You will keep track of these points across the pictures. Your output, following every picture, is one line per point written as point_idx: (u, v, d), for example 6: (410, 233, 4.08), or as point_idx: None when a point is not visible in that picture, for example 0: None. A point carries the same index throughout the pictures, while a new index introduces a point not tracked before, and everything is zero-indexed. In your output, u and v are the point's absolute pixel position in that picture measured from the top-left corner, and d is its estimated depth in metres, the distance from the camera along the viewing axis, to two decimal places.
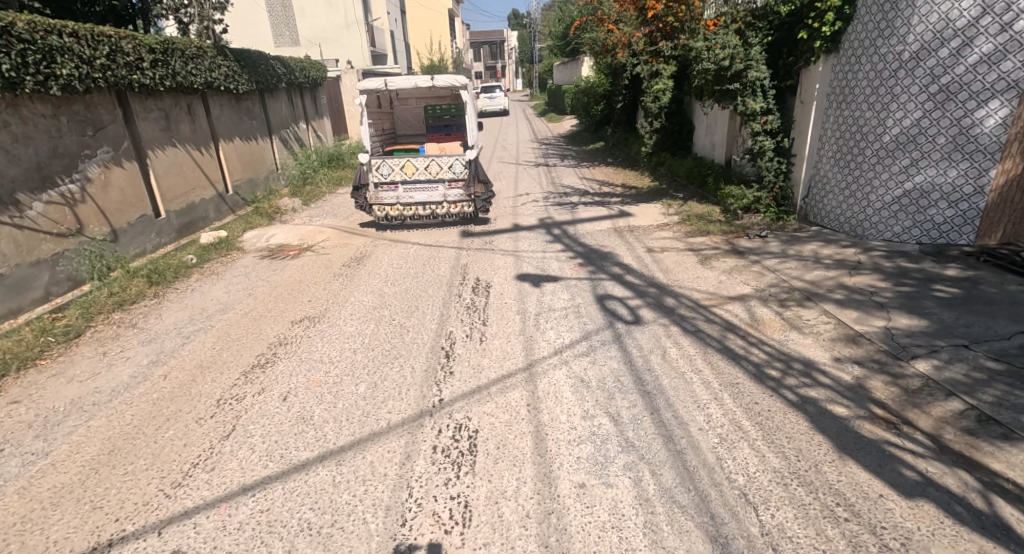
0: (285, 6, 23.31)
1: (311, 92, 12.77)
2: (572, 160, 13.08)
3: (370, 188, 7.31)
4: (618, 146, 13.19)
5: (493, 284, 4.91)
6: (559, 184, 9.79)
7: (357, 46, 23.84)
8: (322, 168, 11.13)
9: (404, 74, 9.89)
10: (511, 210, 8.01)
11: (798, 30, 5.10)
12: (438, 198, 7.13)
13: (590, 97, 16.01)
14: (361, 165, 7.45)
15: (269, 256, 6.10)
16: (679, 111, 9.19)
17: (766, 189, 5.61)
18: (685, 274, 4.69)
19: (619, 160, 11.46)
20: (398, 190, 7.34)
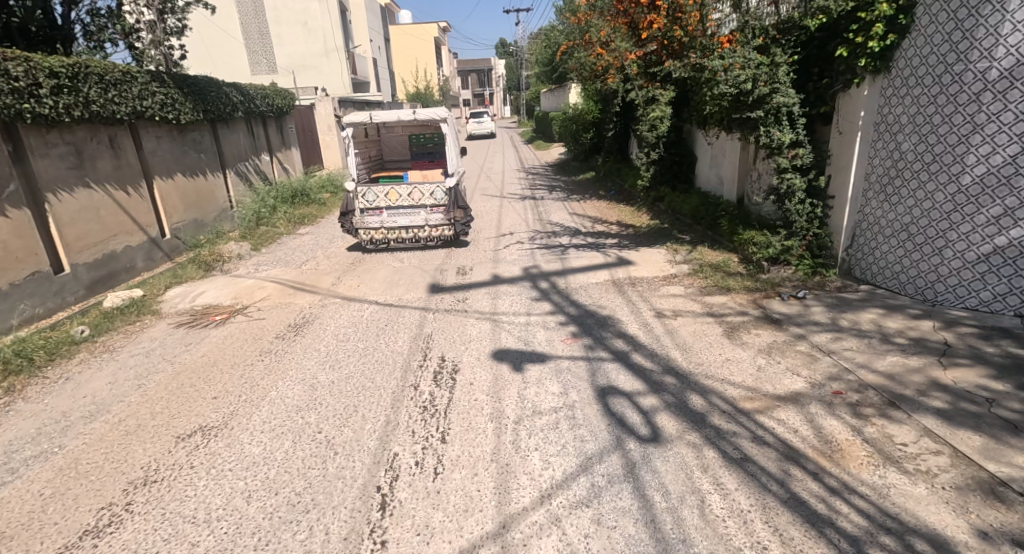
0: (262, 34, 22.64)
1: (277, 122, 11.80)
2: (561, 192, 12.15)
3: (356, 214, 7.29)
4: (611, 177, 12.31)
5: (461, 368, 3.81)
6: (547, 222, 8.80)
7: (337, 73, 23.23)
8: (284, 205, 10.06)
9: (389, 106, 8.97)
10: (492, 253, 6.96)
11: (832, 46, 4.17)
12: (420, 222, 7.10)
13: (580, 125, 15.25)
14: (347, 192, 7.38)
15: (190, 321, 4.96)
16: (678, 141, 8.28)
17: (797, 236, 4.62)
18: (710, 355, 3.61)
19: (611, 194, 10.53)
20: (382, 216, 7.28)
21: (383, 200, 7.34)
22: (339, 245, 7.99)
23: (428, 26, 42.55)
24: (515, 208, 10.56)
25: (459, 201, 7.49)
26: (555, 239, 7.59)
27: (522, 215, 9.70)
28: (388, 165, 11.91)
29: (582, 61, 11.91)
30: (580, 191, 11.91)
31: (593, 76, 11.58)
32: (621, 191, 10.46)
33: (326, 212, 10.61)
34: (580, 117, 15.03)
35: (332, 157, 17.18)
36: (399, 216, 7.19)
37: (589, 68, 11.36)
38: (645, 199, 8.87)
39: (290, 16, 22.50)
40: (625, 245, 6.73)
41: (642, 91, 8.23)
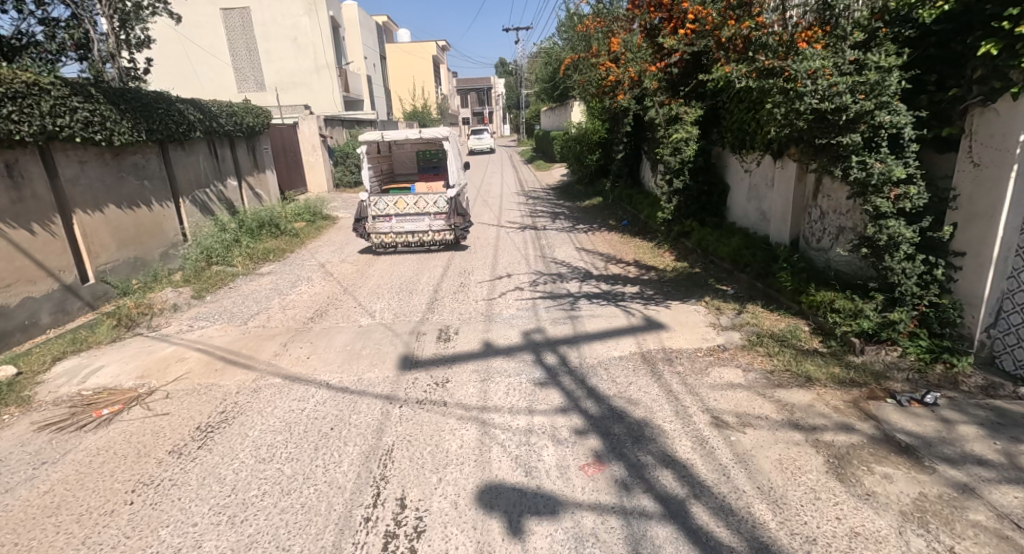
0: (250, 49, 21.82)
1: (246, 142, 10.62)
2: (564, 220, 10.91)
3: (369, 220, 8.56)
4: (621, 205, 11.04)
5: (428, 525, 2.50)
6: (551, 261, 7.55)
7: (328, 91, 22.43)
8: (247, 238, 8.81)
9: (398, 124, 8.61)
10: (484, 306, 5.72)
11: (969, 41, 2.90)
12: (424, 227, 8.41)
13: (583, 146, 14.17)
14: (362, 201, 8.64)
15: (66, 414, 3.63)
16: (706, 168, 7.02)
17: (906, 306, 3.34)
18: (825, 515, 2.28)
19: (622, 226, 9.29)
20: (391, 221, 8.60)
21: (392, 207, 8.66)
22: (305, 290, 6.75)
23: (427, 44, 41.97)
24: (513, 240, 9.35)
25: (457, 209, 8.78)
26: (561, 285, 6.34)
27: (521, 250, 8.48)
28: (396, 180, 11.17)
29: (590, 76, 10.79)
30: (586, 220, 10.68)
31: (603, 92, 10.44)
32: (634, 222, 9.25)
33: (297, 245, 9.34)
34: (586, 136, 13.89)
35: (316, 178, 16.05)
36: (406, 221, 8.51)
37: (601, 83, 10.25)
38: (666, 234, 7.65)
39: (279, 31, 21.64)
40: (647, 298, 5.46)
41: (664, 110, 7.21)
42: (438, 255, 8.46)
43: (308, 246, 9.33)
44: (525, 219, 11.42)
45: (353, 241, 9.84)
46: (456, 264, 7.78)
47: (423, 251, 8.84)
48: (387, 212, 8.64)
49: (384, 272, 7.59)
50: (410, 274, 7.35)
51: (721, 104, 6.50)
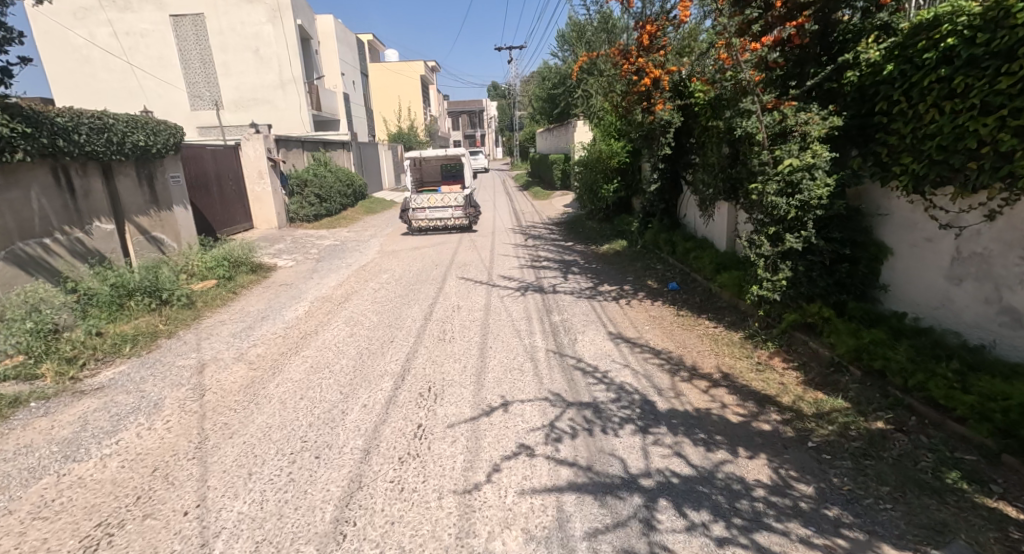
0: (204, 62, 20.23)
1: (129, 167, 7.64)
2: (575, 275, 8.09)
3: (410, 212, 12.72)
4: (658, 257, 8.20)
5: None
6: (572, 369, 4.63)
7: (294, 108, 20.61)
8: (98, 316, 5.76)
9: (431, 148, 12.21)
10: (457, 516, 2.81)
11: None
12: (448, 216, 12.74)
13: (595, 173, 11.46)
14: (406, 197, 12.67)
15: None
16: (848, 216, 4.08)
17: None
18: None
19: (669, 296, 6.39)
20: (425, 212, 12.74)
21: (426, 203, 12.76)
22: (134, 436, 3.72)
23: (416, 63, 39.58)
24: (507, 313, 6.48)
25: (471, 203, 12.99)
26: (601, 447, 3.39)
27: (518, 335, 5.62)
28: (425, 185, 16.12)
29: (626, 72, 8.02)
30: (608, 275, 7.84)
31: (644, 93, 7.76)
32: (687, 291, 6.39)
33: (187, 320, 6.29)
34: (598, 161, 11.26)
35: (263, 212, 13.24)
36: (436, 212, 12.74)
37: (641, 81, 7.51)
38: (762, 321, 4.76)
39: (238, 41, 19.89)
40: (819, 527, 2.44)
41: (768, 119, 4.44)
42: (394, 343, 5.59)
43: (204, 322, 6.32)
44: (522, 272, 8.59)
45: (279, 313, 6.85)
46: (417, 364, 4.97)
47: (374, 331, 5.98)
48: (422, 206, 12.78)
49: (299, 381, 4.69)
50: (339, 389, 4.47)
51: (889, 106, 3.66)
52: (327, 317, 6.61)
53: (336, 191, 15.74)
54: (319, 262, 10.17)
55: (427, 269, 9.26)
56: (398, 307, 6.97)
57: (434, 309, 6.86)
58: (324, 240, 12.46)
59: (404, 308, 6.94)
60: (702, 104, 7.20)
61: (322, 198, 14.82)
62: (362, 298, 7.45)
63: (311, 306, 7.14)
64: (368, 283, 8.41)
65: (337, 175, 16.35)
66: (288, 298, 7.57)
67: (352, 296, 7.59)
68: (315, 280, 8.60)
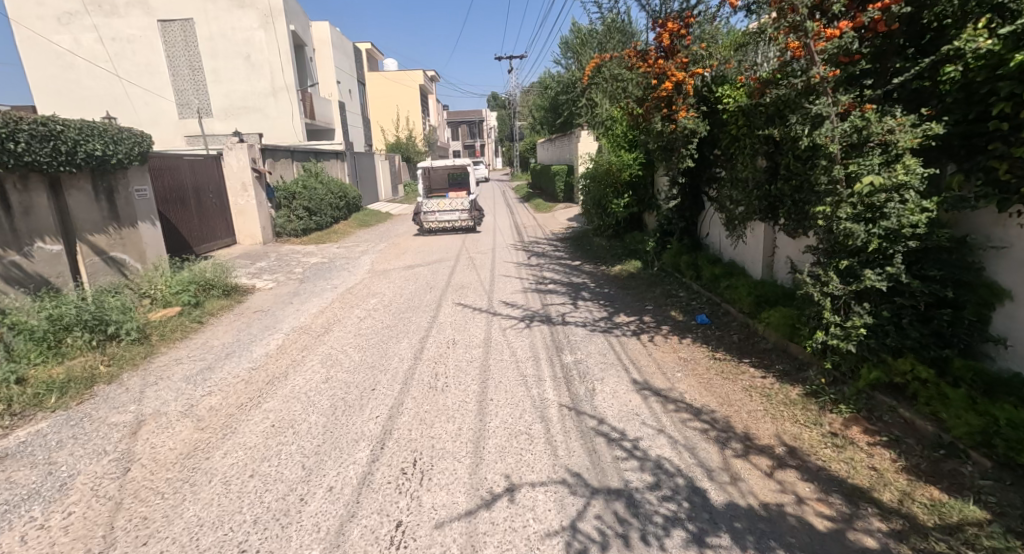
0: (193, 69, 19.64)
1: (84, 179, 6.79)
2: (586, 303, 7.22)
3: (423, 215, 14.59)
4: (679, 282, 7.33)
5: None
6: (593, 435, 3.76)
7: (286, 116, 20.03)
8: (24, 358, 4.86)
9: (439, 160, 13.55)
10: None
11: None
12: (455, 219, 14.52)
13: (603, 186, 10.64)
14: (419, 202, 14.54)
15: None
16: (952, 247, 3.20)
17: None
18: None
19: (700, 332, 5.49)
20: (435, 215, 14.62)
21: (436, 207, 14.61)
22: (18, 540, 2.82)
23: (416, 72, 39.02)
24: (508, 351, 5.61)
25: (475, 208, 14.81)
26: None
27: (524, 382, 4.75)
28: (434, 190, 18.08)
29: (643, 77, 7.24)
30: (624, 304, 6.97)
31: (665, 99, 6.99)
32: (720, 327, 5.49)
33: (134, 357, 5.40)
34: (606, 175, 10.53)
35: (247, 226, 12.41)
36: (445, 215, 14.57)
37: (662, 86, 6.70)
38: (829, 375, 3.83)
39: (229, 47, 19.34)
40: None
41: (839, 127, 3.46)
42: (376, 392, 4.71)
43: (156, 361, 5.42)
44: (526, 298, 7.72)
45: (246, 347, 5.95)
46: (400, 423, 4.09)
47: (353, 375, 5.11)
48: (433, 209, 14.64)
49: (253, 447, 3.78)
50: (300, 460, 3.57)
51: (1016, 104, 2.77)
52: (301, 353, 5.75)
53: (326, 204, 14.92)
54: (303, 283, 9.32)
55: (421, 292, 8.44)
56: (383, 342, 6.09)
57: (425, 344, 6.00)
58: (311, 258, 11.61)
59: (391, 342, 6.07)
60: (731, 111, 6.38)
61: (313, 211, 14.03)
62: (345, 329, 6.61)
63: (285, 338, 6.28)
64: (353, 309, 7.54)
65: (328, 187, 15.53)
66: (261, 327, 6.69)
67: (333, 327, 6.73)
68: (295, 307, 7.73)
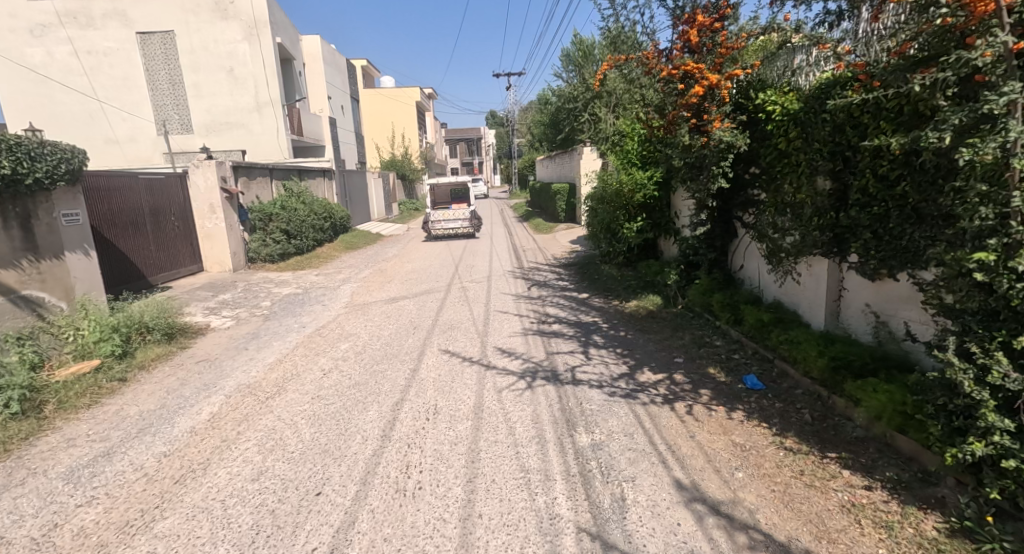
0: (173, 83, 18.65)
1: None
2: (599, 355, 5.99)
3: (431, 225, 17.36)
4: (712, 326, 6.09)
5: None
6: None
7: (271, 131, 19.00)
8: None
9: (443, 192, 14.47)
10: None
11: None
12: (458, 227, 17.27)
13: (610, 208, 9.53)
14: (428, 214, 17.31)
15: None
16: None
17: None
18: None
19: (755, 403, 4.23)
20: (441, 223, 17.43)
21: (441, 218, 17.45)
22: None
23: (412, 90, 38.33)
24: (504, 428, 4.33)
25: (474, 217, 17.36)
26: None
27: (524, 483, 3.50)
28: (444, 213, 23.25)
29: (666, 84, 6.10)
30: (647, 357, 5.73)
31: (692, 107, 5.85)
32: (781, 396, 4.23)
33: (8, 440, 4.10)
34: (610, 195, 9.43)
35: (213, 252, 11.19)
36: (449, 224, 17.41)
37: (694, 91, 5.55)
38: (987, 504, 2.55)
39: (210, 61, 18.40)
40: None
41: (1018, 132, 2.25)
42: (320, 499, 3.41)
43: (39, 441, 4.15)
44: (527, 345, 6.48)
45: (169, 419, 4.66)
46: None
47: (296, 466, 3.83)
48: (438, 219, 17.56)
49: None
50: None
51: None
52: (237, 428, 4.47)
53: (308, 225, 13.76)
54: (268, 320, 8.07)
55: (402, 334, 7.22)
56: (345, 409, 4.82)
57: (399, 412, 4.73)
58: (284, 288, 10.40)
59: (355, 409, 4.80)
60: (777, 120, 5.20)
61: (292, 234, 12.92)
62: (302, 388, 5.35)
63: (225, 402, 5.01)
64: (318, 359, 6.28)
65: (311, 207, 14.38)
66: (198, 385, 5.42)
67: (290, 384, 5.47)
68: (249, 355, 6.46)
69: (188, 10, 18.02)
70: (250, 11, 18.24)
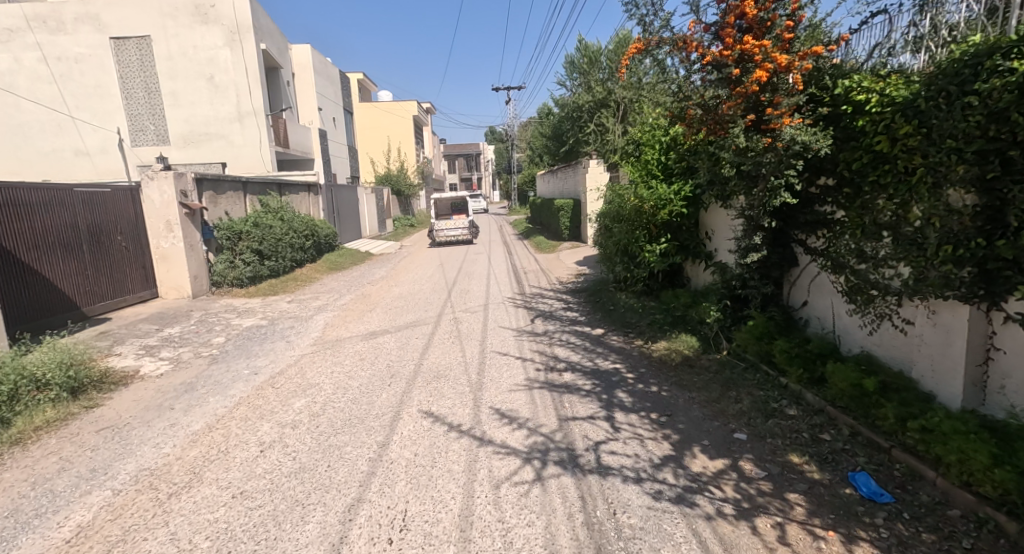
0: (149, 91, 17.40)
1: None
2: (629, 424, 4.52)
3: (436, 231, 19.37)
4: (777, 385, 4.64)
5: None
6: None
7: (254, 142, 17.74)
8: None
9: None
10: None
11: None
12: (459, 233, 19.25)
13: (624, 226, 8.18)
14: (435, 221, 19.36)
15: None
16: None
17: None
18: None
19: (888, 532, 2.75)
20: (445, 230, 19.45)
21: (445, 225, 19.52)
22: None
23: (409, 102, 37.38)
24: None
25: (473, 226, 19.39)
26: None
27: None
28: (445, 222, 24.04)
29: (714, 71, 4.77)
30: (695, 430, 4.27)
31: (747, 99, 4.50)
32: (928, 522, 2.76)
33: None
34: (623, 213, 8.14)
35: (170, 276, 9.78)
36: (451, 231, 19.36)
37: (757, 75, 4.21)
38: None
39: (189, 67, 17.20)
40: None
41: None
42: None
43: None
44: (532, 406, 5.02)
45: (9, 540, 3.18)
46: None
47: None
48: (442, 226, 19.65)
49: None
50: None
51: None
52: None
53: (286, 244, 12.39)
54: (215, 364, 6.62)
55: (377, 383, 5.83)
56: (273, 520, 3.34)
57: (350, 527, 3.26)
58: (247, 318, 8.98)
59: (288, 521, 3.33)
60: (873, 112, 3.84)
61: (267, 255, 11.58)
62: (224, 477, 3.89)
63: (105, 505, 3.54)
64: (261, 425, 4.80)
65: (290, 225, 12.99)
66: (81, 472, 3.96)
67: (208, 471, 3.99)
68: (171, 418, 4.98)
69: (165, 14, 16.86)
70: (233, 16, 17.10)
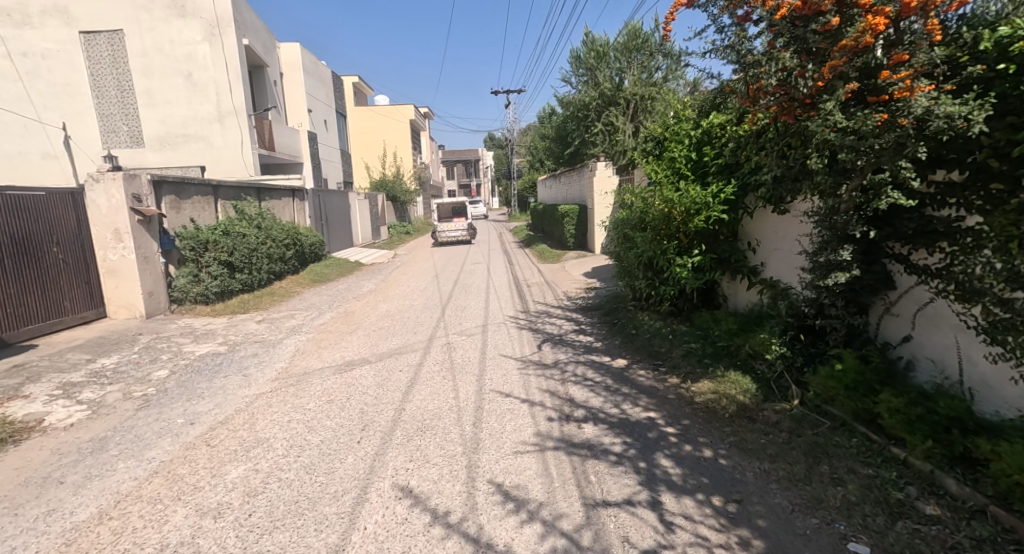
0: (122, 89, 16.15)
1: None
2: (685, 517, 3.20)
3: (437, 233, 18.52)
4: (888, 459, 3.34)
5: None
6: None
7: (236, 143, 16.51)
8: None
9: None
10: None
11: None
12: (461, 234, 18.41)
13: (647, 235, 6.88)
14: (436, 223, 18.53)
15: None
16: None
17: None
18: None
19: None
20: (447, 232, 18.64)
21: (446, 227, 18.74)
22: None
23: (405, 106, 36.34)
24: None
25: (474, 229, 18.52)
26: None
27: None
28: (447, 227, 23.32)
29: (796, 26, 3.48)
30: (784, 533, 2.96)
31: (853, 59, 3.21)
32: None
33: None
34: (646, 219, 6.86)
35: (119, 293, 8.47)
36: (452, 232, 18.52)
37: (875, 21, 2.94)
38: None
39: (165, 64, 15.97)
40: None
41: None
42: None
43: None
44: (546, 482, 3.69)
45: None
46: None
47: None
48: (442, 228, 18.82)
49: None
50: None
51: None
52: None
53: (262, 255, 11.10)
54: (145, 410, 5.27)
55: (345, 439, 4.53)
56: None
57: None
58: (205, 343, 7.66)
59: None
60: None
61: (239, 267, 10.31)
62: None
63: None
64: (171, 513, 3.46)
65: (267, 233, 11.68)
66: None
67: None
68: (52, 500, 3.64)
69: (139, 6, 15.65)
70: (212, 8, 15.91)
